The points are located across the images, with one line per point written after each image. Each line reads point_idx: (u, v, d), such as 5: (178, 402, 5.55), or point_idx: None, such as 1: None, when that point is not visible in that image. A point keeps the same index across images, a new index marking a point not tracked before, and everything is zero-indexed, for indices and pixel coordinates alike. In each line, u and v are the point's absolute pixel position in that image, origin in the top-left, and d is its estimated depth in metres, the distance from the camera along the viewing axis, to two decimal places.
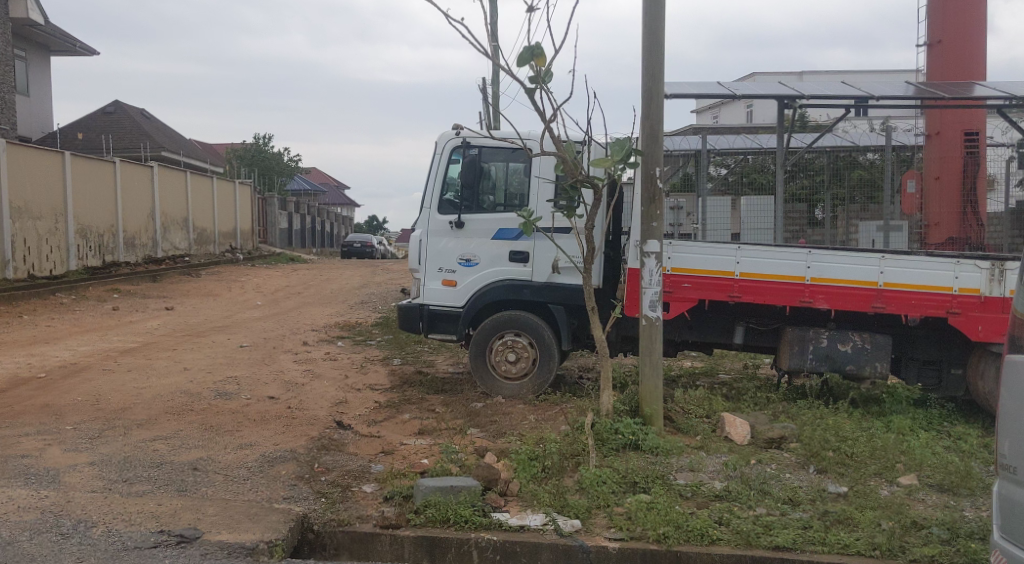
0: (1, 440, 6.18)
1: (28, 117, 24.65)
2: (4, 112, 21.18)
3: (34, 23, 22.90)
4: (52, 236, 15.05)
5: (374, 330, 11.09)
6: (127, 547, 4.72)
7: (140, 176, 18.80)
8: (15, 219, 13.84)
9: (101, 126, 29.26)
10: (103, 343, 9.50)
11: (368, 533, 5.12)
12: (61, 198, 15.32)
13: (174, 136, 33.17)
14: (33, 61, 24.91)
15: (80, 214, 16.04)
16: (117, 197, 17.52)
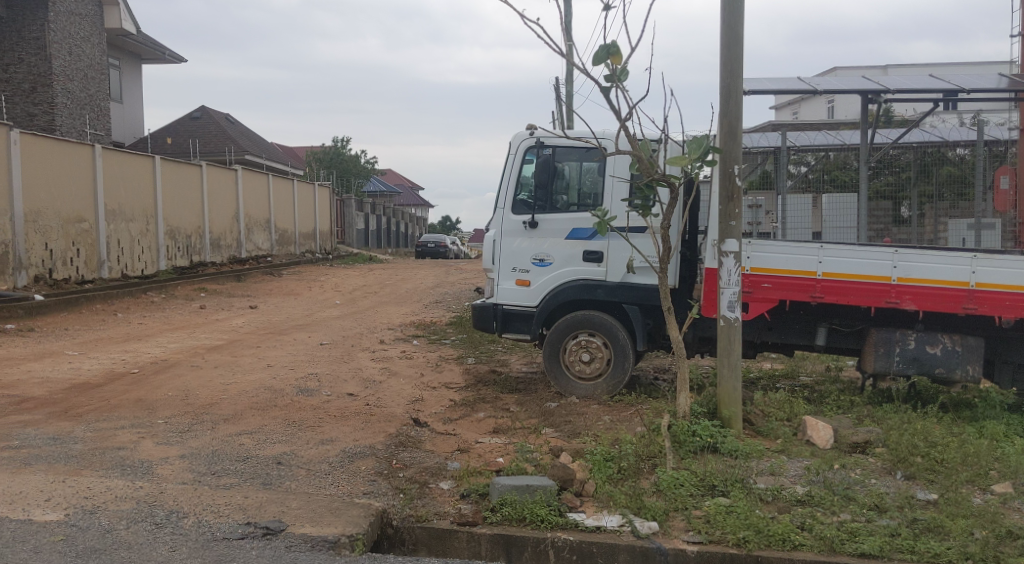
0: (100, 432, 6.47)
1: (122, 123, 25.77)
2: (100, 120, 22.20)
3: (127, 34, 23.88)
4: (144, 236, 15.68)
5: (449, 329, 11.20)
6: (217, 538, 4.90)
7: (225, 178, 19.43)
8: (110, 222, 14.49)
9: (188, 130, 30.34)
10: (192, 340, 9.84)
11: (446, 530, 5.21)
12: (152, 201, 15.96)
13: (255, 138, 34.15)
14: (127, 71, 26.01)
15: (169, 216, 16.68)
16: (203, 200, 18.16)
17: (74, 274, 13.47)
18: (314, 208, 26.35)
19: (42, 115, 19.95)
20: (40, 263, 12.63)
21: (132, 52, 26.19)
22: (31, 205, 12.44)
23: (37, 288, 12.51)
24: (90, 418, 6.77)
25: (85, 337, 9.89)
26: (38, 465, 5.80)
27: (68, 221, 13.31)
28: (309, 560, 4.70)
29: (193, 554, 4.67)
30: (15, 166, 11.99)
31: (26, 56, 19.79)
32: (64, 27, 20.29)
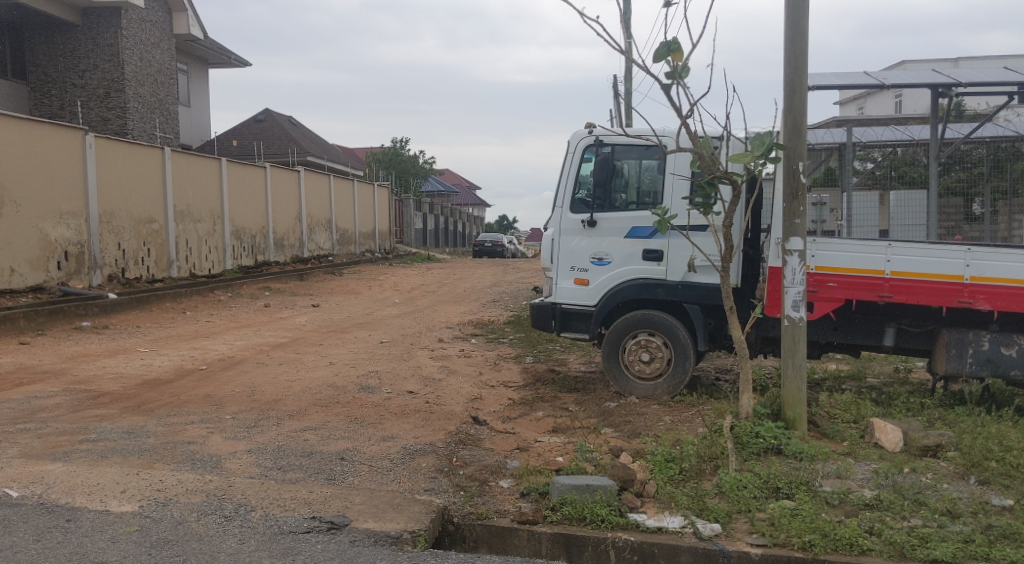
0: (171, 427, 6.67)
1: (190, 127, 26.46)
2: (169, 123, 22.86)
3: (193, 39, 24.56)
4: (211, 237, 16.11)
5: (507, 328, 11.24)
6: (283, 531, 5.00)
7: (287, 179, 19.82)
8: (179, 222, 14.91)
9: (252, 133, 31.00)
10: (257, 338, 10.07)
11: (506, 528, 5.23)
12: (218, 202, 16.37)
13: (318, 140, 34.81)
14: (195, 76, 26.73)
15: (235, 217, 17.11)
16: (267, 201, 18.54)
17: (145, 273, 13.91)
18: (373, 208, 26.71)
19: (115, 120, 20.58)
20: (113, 263, 13.09)
21: (199, 58, 26.90)
22: (105, 207, 12.88)
23: (111, 287, 12.96)
24: (161, 413, 6.97)
25: (156, 335, 10.20)
26: (113, 457, 6.00)
27: (139, 222, 13.74)
28: (373, 554, 4.76)
29: (261, 547, 4.78)
30: (89, 168, 12.43)
31: (100, 63, 20.47)
32: (135, 34, 20.99)
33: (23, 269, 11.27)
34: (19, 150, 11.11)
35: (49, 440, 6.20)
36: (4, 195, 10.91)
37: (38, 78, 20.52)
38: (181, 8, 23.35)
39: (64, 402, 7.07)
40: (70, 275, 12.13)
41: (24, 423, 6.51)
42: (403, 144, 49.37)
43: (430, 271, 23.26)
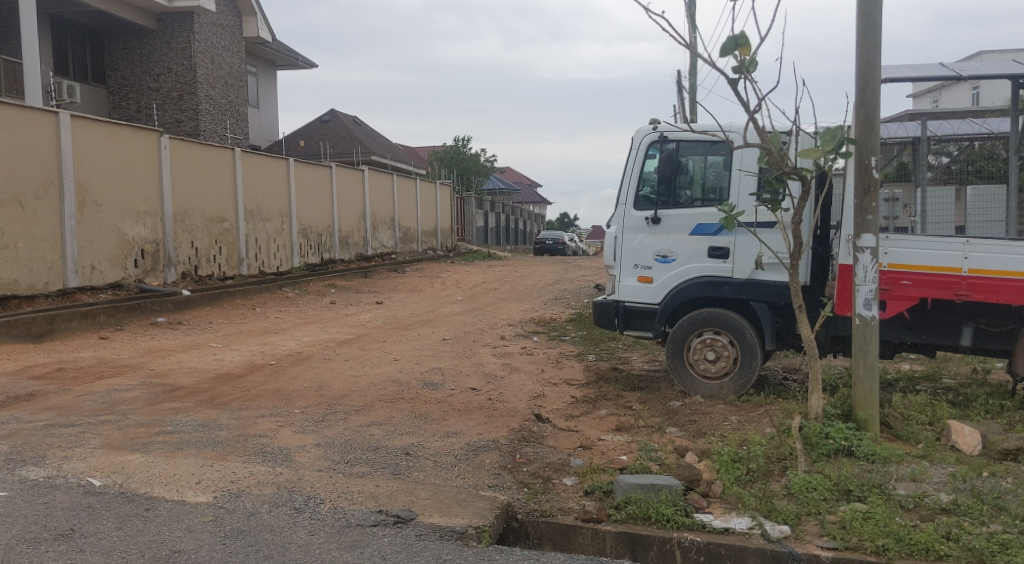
0: (243, 420, 6.85)
1: (258, 128, 27.11)
2: (240, 124, 23.47)
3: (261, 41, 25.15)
4: (280, 236, 16.50)
5: (569, 326, 11.24)
6: (351, 524, 5.09)
7: (352, 179, 20.16)
8: (249, 221, 15.32)
9: (318, 133, 31.58)
10: (324, 334, 10.26)
11: (571, 525, 5.23)
12: (285, 202, 16.76)
13: (381, 139, 35.31)
14: (264, 78, 27.40)
15: (303, 216, 17.49)
16: (333, 200, 18.90)
17: (216, 271, 14.34)
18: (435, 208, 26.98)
19: (188, 121, 21.22)
20: (187, 260, 13.54)
21: (268, 60, 27.56)
22: (179, 206, 13.30)
23: (184, 284, 13.42)
24: (233, 407, 7.16)
25: (227, 330, 10.48)
26: (189, 449, 6.19)
27: (211, 221, 14.17)
28: (439, 549, 4.81)
29: (330, 539, 4.87)
30: (164, 168, 12.84)
31: (175, 66, 21.13)
32: (207, 38, 21.64)
33: (104, 267, 11.72)
34: (100, 151, 11.55)
35: (129, 432, 6.43)
36: (87, 195, 11.35)
37: (117, 82, 21.20)
38: (251, 11, 23.94)
39: (142, 394, 7.32)
40: (146, 272, 12.60)
41: (106, 415, 6.76)
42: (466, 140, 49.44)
43: (492, 269, 23.39)
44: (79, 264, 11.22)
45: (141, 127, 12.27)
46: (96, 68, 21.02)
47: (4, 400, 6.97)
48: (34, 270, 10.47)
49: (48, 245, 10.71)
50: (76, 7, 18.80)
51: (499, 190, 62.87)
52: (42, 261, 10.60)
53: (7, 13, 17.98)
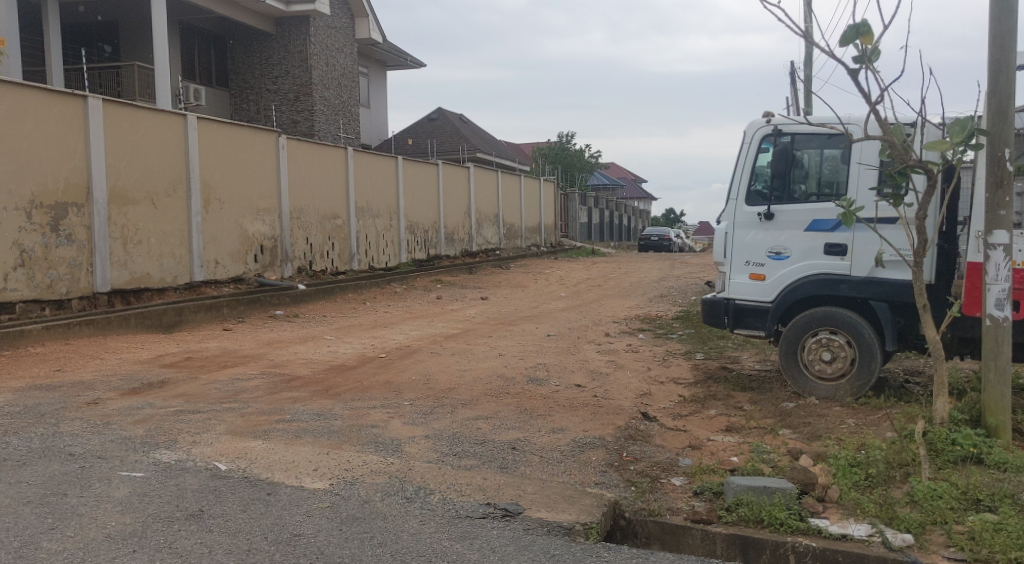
0: (356, 410, 7.07)
1: (369, 127, 27.91)
2: (352, 124, 24.13)
3: (373, 42, 25.88)
4: (389, 232, 16.96)
5: (675, 323, 11.08)
6: (460, 515, 5.18)
7: (458, 176, 20.50)
8: (360, 218, 15.84)
9: (426, 131, 32.26)
10: (430, 328, 10.48)
11: (680, 526, 5.16)
12: (395, 199, 17.23)
13: (486, 137, 35.72)
14: (374, 78, 28.14)
15: (411, 212, 17.93)
16: (439, 197, 19.28)
17: (329, 266, 14.89)
18: (539, 203, 27.10)
19: (304, 122, 22.01)
20: (303, 256, 14.09)
21: (379, 60, 28.32)
22: (296, 203, 13.88)
23: (300, 278, 13.98)
24: (346, 397, 7.40)
25: (338, 324, 10.84)
26: (306, 438, 6.43)
27: (325, 218, 14.72)
28: (547, 543, 4.82)
29: (440, 529, 4.96)
30: (280, 168, 13.39)
31: (292, 69, 21.94)
32: (322, 40, 22.36)
33: (227, 261, 12.30)
34: (223, 151, 12.11)
35: (251, 419, 6.73)
36: (212, 194, 11.95)
37: (239, 84, 22.22)
38: (363, 13, 24.65)
39: (262, 384, 7.66)
40: (265, 267, 13.18)
41: (230, 402, 7.10)
42: (564, 135, 48.25)
43: (597, 265, 23.29)
44: (204, 259, 11.82)
45: (258, 127, 12.79)
46: (221, 72, 22.10)
47: (139, 386, 7.43)
48: (165, 264, 11.11)
49: (177, 241, 11.33)
50: (202, 13, 19.83)
51: (604, 185, 62.72)
52: (172, 256, 11.24)
53: (142, 21, 19.08)
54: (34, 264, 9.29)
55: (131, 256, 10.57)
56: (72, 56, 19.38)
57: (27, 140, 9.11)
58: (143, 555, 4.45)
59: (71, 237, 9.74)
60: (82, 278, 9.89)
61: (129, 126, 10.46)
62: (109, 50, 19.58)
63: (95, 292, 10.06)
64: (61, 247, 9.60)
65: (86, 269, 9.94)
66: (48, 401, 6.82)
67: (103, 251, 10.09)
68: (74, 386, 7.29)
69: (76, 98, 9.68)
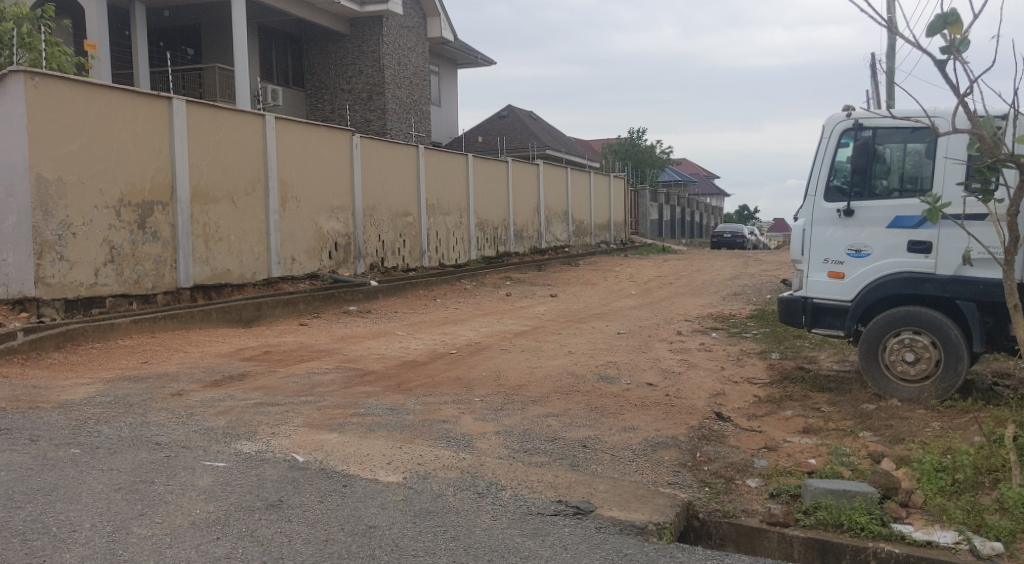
0: (427, 406, 7.15)
1: (441, 125, 28.19)
2: (422, 123, 24.39)
3: (445, 41, 26.12)
4: (458, 229, 17.15)
5: (750, 322, 10.89)
6: (532, 512, 5.18)
7: (527, 173, 20.55)
8: (430, 215, 16.05)
9: (496, 129, 32.39)
10: (500, 325, 10.53)
11: (755, 528, 5.04)
12: (464, 197, 17.39)
13: (556, 133, 35.73)
14: (445, 76, 28.45)
15: (480, 209, 18.09)
16: (508, 194, 19.39)
17: (400, 263, 15.13)
18: (608, 200, 26.96)
19: (376, 121, 22.33)
20: (374, 253, 14.35)
21: (450, 59, 28.61)
22: (369, 201, 14.14)
23: (372, 275, 14.25)
24: (418, 392, 7.50)
25: (410, 320, 10.98)
26: (379, 431, 6.54)
27: (396, 216, 14.97)
28: (620, 542, 4.79)
29: (512, 526, 4.98)
30: (354, 166, 13.64)
31: (365, 68, 22.29)
32: (394, 40, 22.69)
33: (302, 258, 12.60)
34: (298, 150, 12.40)
35: (327, 413, 6.88)
36: (288, 191, 12.25)
37: (314, 84, 22.70)
38: (435, 13, 24.91)
39: (336, 378, 7.82)
40: (339, 263, 13.45)
41: (306, 396, 7.27)
42: (633, 131, 47.92)
43: (669, 262, 23.00)
44: (281, 255, 12.13)
45: (332, 127, 13.06)
46: (296, 73, 22.63)
47: (220, 378, 7.67)
48: (244, 260, 11.43)
49: (255, 238, 11.63)
50: (278, 15, 20.35)
51: (674, 181, 62.04)
52: (250, 253, 11.56)
53: (223, 23, 19.66)
54: (122, 261, 9.66)
55: (211, 253, 10.91)
56: (157, 59, 20.09)
57: (117, 141, 9.49)
58: (227, 542, 4.58)
59: (157, 234, 10.10)
60: (166, 274, 10.25)
61: (210, 126, 10.78)
62: (192, 53, 20.20)
63: (179, 287, 10.41)
64: (147, 244, 9.97)
65: (170, 265, 10.30)
66: (136, 392, 7.10)
67: (186, 248, 10.44)
68: (159, 378, 7.58)
69: (161, 99, 10.03)
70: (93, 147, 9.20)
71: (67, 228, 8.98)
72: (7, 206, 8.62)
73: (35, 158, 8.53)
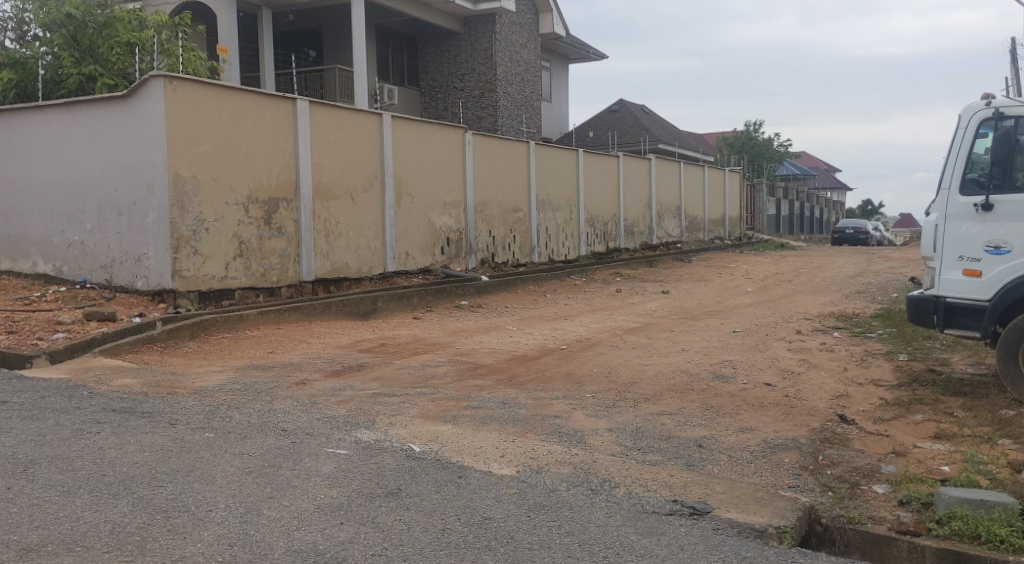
0: (539, 401, 7.20)
1: (551, 120, 28.30)
2: (533, 118, 24.51)
3: (557, 37, 26.18)
4: (568, 225, 17.21)
5: (875, 321, 10.45)
6: (647, 511, 5.13)
7: (638, 167, 20.37)
8: (540, 211, 16.17)
9: (606, 124, 32.32)
10: (612, 321, 10.49)
11: (883, 536, 4.81)
12: (574, 192, 17.43)
13: (668, 127, 35.30)
14: (557, 72, 28.59)
15: (590, 205, 18.09)
16: (619, 189, 19.31)
17: (511, 258, 15.31)
18: (723, 195, 26.42)
19: (488, 118, 22.58)
20: (485, 248, 14.57)
21: (561, 54, 28.71)
22: (480, 197, 14.38)
23: (483, 270, 14.47)
24: (529, 387, 7.56)
25: (522, 315, 11.08)
26: (493, 424, 6.62)
27: (507, 211, 15.16)
28: (738, 545, 4.67)
29: (627, 524, 4.94)
30: (466, 162, 13.88)
31: (477, 66, 22.59)
32: (508, 37, 22.92)
33: (416, 254, 12.91)
34: (413, 148, 12.71)
35: (440, 405, 7.01)
36: (404, 188, 12.57)
37: (428, 83, 23.18)
38: (547, 8, 24.96)
39: (450, 371, 7.98)
40: (451, 258, 13.71)
41: (421, 387, 7.44)
42: (751, 124, 46.85)
43: (784, 259, 22.29)
44: (396, 250, 12.46)
45: (447, 124, 13.35)
46: (412, 71, 23.17)
47: (340, 368, 7.96)
48: (361, 255, 11.81)
49: (372, 233, 11.98)
50: (393, 15, 20.91)
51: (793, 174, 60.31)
52: (368, 248, 11.92)
53: (343, 25, 20.39)
54: (250, 255, 10.13)
55: (332, 248, 11.31)
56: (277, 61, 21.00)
57: (245, 140, 9.96)
58: (350, 527, 4.73)
59: (282, 230, 10.54)
60: (290, 267, 10.70)
61: (331, 126, 11.19)
62: (314, 55, 21.04)
63: (301, 280, 10.85)
64: (273, 239, 10.42)
65: (294, 260, 10.74)
66: (264, 380, 7.45)
67: (308, 243, 10.86)
68: (284, 367, 7.92)
69: (284, 100, 10.48)
70: (224, 147, 9.67)
71: (201, 224, 9.46)
72: (149, 203, 9.19)
73: (173, 158, 9.02)
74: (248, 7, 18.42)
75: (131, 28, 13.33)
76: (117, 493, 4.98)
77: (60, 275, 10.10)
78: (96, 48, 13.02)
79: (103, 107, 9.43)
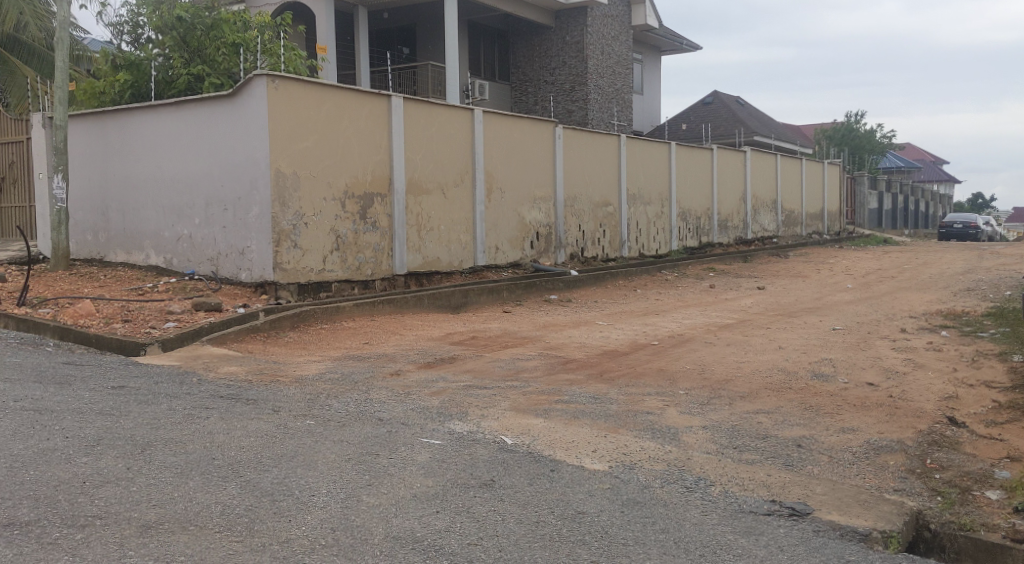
0: (631, 397, 7.17)
1: (642, 113, 28.01)
2: (624, 112, 24.32)
3: (649, 29, 25.89)
4: (659, 219, 17.03)
5: (987, 321, 9.98)
6: (744, 510, 5.03)
7: (733, 160, 19.99)
8: (630, 205, 16.04)
9: (700, 116, 31.80)
10: (706, 317, 10.35)
11: (998, 544, 4.59)
12: (666, 186, 17.24)
13: (764, 119, 34.41)
14: (648, 64, 28.29)
15: (682, 199, 17.84)
16: (713, 182, 19.00)
17: (600, 252, 15.25)
18: (822, 188, 25.65)
19: (579, 111, 22.51)
20: (574, 242, 14.55)
21: (653, 46, 28.39)
22: (570, 191, 14.38)
23: (572, 264, 14.46)
24: (620, 382, 7.52)
25: (612, 310, 11.03)
26: (584, 419, 6.62)
27: (596, 205, 15.11)
28: (840, 548, 4.53)
29: (724, 523, 4.86)
30: (556, 157, 13.90)
31: (568, 59, 22.53)
32: (598, 29, 22.80)
33: (506, 248, 13.00)
34: (504, 143, 12.81)
35: (532, 398, 7.05)
36: (494, 183, 12.67)
37: (518, 78, 23.31)
38: None
39: (541, 364, 8.03)
40: (540, 253, 13.74)
41: (513, 380, 7.50)
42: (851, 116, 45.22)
43: (886, 254, 21.47)
44: (486, 245, 12.57)
45: (538, 119, 13.43)
46: (501, 65, 23.27)
47: (432, 360, 8.09)
48: (452, 249, 11.96)
49: (462, 228, 12.12)
50: (478, 11, 21.07)
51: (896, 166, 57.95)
52: (458, 242, 12.07)
53: (435, 23, 20.69)
54: (346, 248, 10.39)
55: (424, 242, 11.50)
56: None
57: (343, 137, 10.21)
58: (445, 517, 4.78)
59: (376, 224, 10.78)
60: (384, 261, 10.92)
61: (425, 122, 11.39)
62: (407, 52, 21.31)
63: (394, 274, 11.06)
64: (368, 233, 10.66)
65: (387, 254, 10.96)
66: (360, 371, 7.64)
67: (401, 237, 11.07)
68: (379, 358, 8.11)
69: (379, 97, 10.71)
70: (322, 144, 9.94)
71: (300, 218, 9.75)
72: (251, 199, 9.53)
73: (275, 155, 9.33)
74: (343, 6, 18.87)
75: (236, 29, 13.86)
76: (226, 476, 5.18)
77: (170, 267, 10.58)
78: (204, 49, 13.64)
79: (210, 106, 9.83)
